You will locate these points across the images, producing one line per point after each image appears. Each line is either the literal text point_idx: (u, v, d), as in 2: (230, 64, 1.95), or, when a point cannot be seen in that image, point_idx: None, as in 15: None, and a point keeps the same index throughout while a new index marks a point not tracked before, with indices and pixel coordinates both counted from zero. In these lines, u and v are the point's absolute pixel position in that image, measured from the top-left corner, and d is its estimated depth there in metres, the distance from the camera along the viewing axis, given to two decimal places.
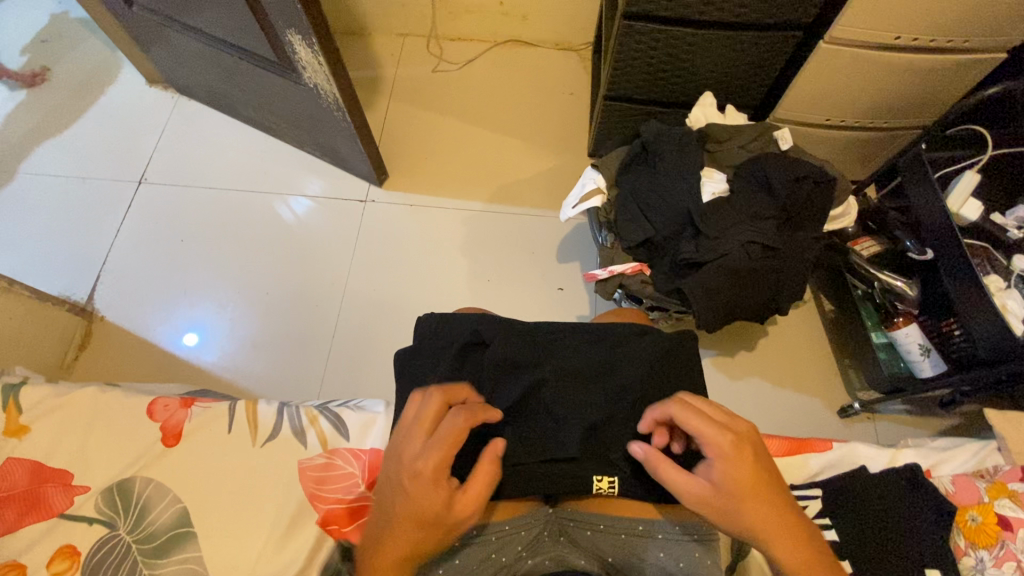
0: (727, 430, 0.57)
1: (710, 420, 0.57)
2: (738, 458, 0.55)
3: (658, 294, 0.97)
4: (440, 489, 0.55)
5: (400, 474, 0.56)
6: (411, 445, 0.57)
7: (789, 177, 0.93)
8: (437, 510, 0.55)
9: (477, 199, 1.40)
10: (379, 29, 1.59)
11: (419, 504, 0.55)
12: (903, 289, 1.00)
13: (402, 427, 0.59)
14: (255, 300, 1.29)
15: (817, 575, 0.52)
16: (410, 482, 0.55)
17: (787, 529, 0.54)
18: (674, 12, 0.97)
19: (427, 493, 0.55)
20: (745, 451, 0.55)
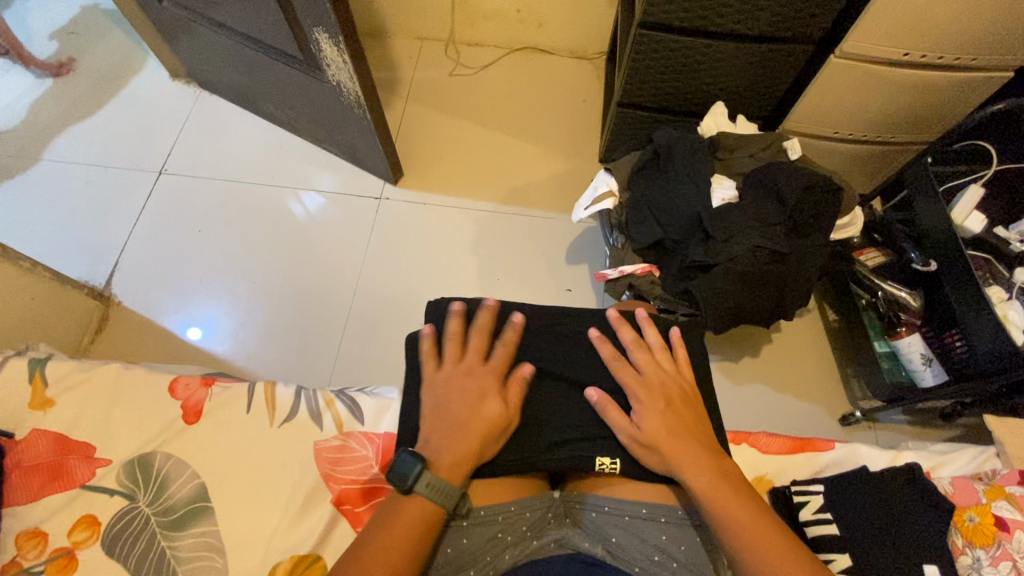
0: (645, 382, 0.69)
1: (630, 374, 0.70)
2: (649, 402, 0.67)
3: (668, 294, 0.99)
4: (501, 400, 0.67)
5: (463, 389, 0.67)
6: (466, 370, 0.69)
7: (798, 186, 0.95)
8: (502, 417, 0.66)
9: (489, 200, 1.43)
10: (398, 32, 1.63)
11: (488, 414, 0.65)
12: (907, 298, 1.03)
13: (452, 362, 0.70)
14: (268, 291, 1.32)
15: (721, 494, 0.61)
16: (475, 395, 0.67)
17: (696, 462, 0.63)
18: (689, 23, 1.01)
19: (488, 404, 0.66)
20: (656, 398, 0.68)
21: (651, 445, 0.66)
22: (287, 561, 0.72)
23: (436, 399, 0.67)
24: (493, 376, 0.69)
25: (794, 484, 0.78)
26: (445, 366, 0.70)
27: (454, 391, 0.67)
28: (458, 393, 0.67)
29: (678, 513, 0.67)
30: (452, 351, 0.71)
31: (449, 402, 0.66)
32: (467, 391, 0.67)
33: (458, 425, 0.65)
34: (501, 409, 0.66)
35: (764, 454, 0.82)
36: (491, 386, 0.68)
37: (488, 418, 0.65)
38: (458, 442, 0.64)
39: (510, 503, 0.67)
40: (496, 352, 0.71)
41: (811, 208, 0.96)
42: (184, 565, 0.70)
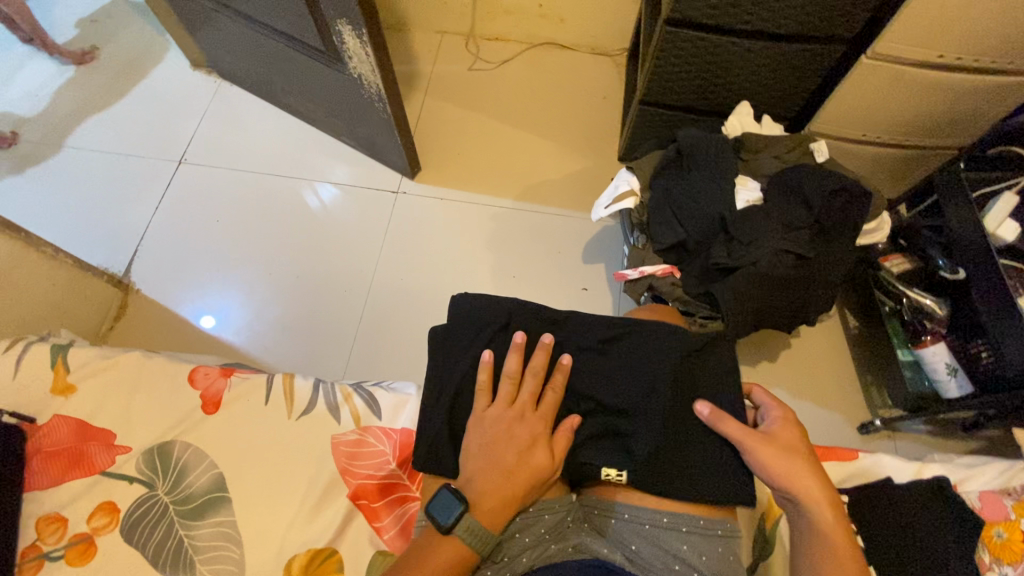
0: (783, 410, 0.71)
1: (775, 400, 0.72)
2: (785, 422, 0.69)
3: (688, 296, 0.98)
4: (546, 452, 0.65)
5: (513, 435, 0.65)
6: (517, 416, 0.67)
7: (824, 189, 0.94)
8: (546, 468, 0.64)
9: (506, 197, 1.42)
10: (418, 26, 1.62)
11: (531, 465, 0.64)
12: (932, 307, 1.00)
13: (504, 405, 0.68)
14: (285, 282, 1.32)
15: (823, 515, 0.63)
16: (525, 444, 0.65)
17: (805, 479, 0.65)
18: (717, 21, 0.99)
19: (535, 455, 0.64)
20: (791, 424, 0.69)
21: (790, 457, 0.66)
22: (303, 554, 0.72)
23: (486, 439, 0.66)
24: (542, 425, 0.67)
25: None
26: (496, 406, 0.68)
27: (505, 437, 0.65)
28: (508, 440, 0.65)
29: (699, 522, 0.66)
30: (507, 389, 0.68)
31: (497, 447, 0.65)
32: (518, 438, 0.65)
33: (502, 470, 0.63)
34: (547, 460, 0.65)
35: None
36: (541, 436, 0.66)
37: (536, 470, 0.64)
38: (498, 489, 0.63)
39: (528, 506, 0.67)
40: (547, 399, 0.69)
41: (837, 213, 0.94)
42: (201, 554, 0.70)
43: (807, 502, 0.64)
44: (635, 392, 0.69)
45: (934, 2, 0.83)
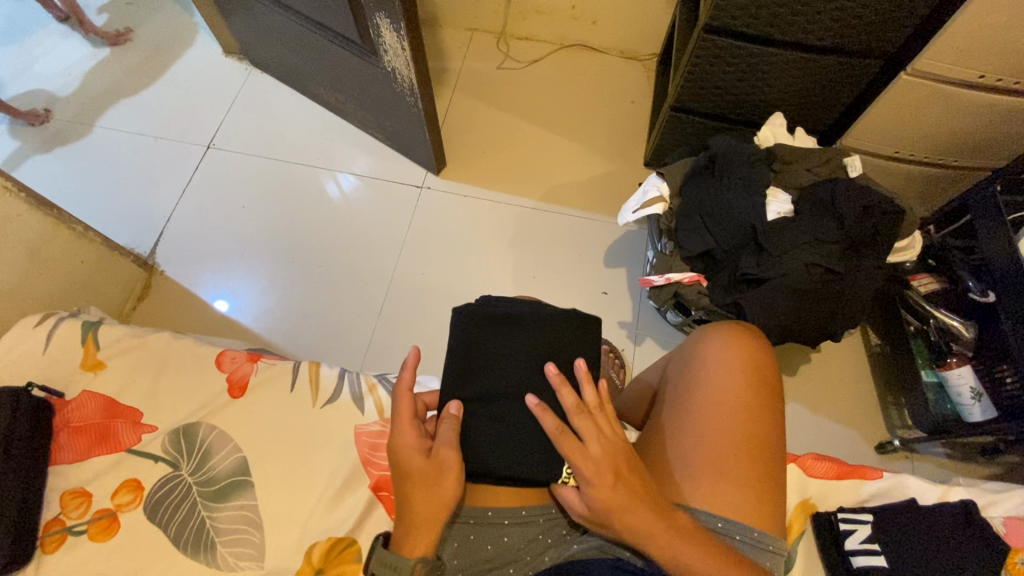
0: (593, 460, 0.59)
1: (581, 453, 0.59)
2: (602, 485, 0.58)
3: (713, 305, 0.99)
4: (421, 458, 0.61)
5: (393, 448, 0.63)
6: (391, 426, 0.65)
7: (858, 206, 0.93)
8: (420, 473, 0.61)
9: (529, 197, 1.42)
10: (449, 22, 1.63)
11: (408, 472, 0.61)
12: (959, 329, 0.99)
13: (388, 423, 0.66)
14: (305, 272, 1.33)
15: (704, 546, 0.58)
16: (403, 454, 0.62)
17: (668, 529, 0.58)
18: (756, 30, 0.98)
19: (409, 460, 0.61)
20: (605, 477, 0.59)
21: (632, 510, 0.58)
22: (324, 542, 0.72)
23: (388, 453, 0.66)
24: (410, 426, 0.63)
25: (841, 510, 0.74)
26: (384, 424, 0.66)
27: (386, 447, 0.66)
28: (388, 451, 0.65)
29: (753, 535, 0.62)
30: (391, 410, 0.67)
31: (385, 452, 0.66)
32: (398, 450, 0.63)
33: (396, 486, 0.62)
34: (418, 458, 0.62)
35: (810, 478, 0.77)
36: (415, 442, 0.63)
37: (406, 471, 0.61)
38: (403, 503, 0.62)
39: (552, 506, 0.67)
40: (402, 399, 0.64)
41: (869, 228, 0.93)
42: (222, 537, 0.71)
43: (666, 540, 0.58)
44: (677, 388, 0.71)
45: (981, 22, 0.82)
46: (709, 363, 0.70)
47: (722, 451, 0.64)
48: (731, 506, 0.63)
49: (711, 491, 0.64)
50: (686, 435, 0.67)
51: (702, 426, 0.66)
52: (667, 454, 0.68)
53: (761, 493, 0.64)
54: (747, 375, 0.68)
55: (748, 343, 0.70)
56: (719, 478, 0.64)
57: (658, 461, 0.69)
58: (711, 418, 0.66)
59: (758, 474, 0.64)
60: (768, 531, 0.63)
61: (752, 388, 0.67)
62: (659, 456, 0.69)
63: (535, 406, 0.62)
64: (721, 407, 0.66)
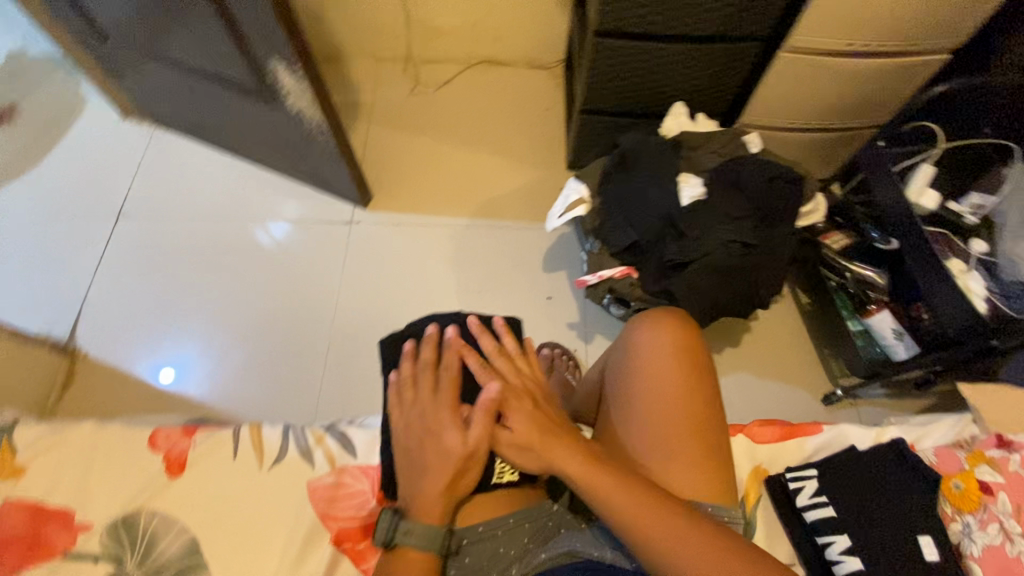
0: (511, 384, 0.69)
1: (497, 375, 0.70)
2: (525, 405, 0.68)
3: (647, 295, 1.02)
4: (458, 436, 0.64)
5: (422, 425, 0.66)
6: (424, 405, 0.67)
7: (762, 180, 1.00)
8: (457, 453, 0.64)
9: (461, 216, 1.43)
10: (355, 55, 1.62)
11: (444, 453, 0.64)
12: (873, 277, 1.07)
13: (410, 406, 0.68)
14: (244, 328, 1.28)
15: (664, 522, 0.59)
16: (433, 430, 0.65)
17: (626, 494, 0.61)
18: (641, 28, 1.03)
19: (447, 438, 0.64)
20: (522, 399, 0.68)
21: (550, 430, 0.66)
22: None
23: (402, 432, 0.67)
24: (444, 409, 0.66)
25: (789, 470, 0.76)
26: (406, 402, 0.68)
27: (415, 430, 0.66)
28: (418, 433, 0.66)
29: (708, 509, 0.64)
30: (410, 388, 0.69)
31: (408, 438, 0.66)
32: (425, 426, 0.66)
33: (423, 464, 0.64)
34: (462, 440, 0.64)
35: (756, 444, 0.80)
36: (445, 419, 0.66)
37: (444, 450, 0.64)
38: (431, 483, 0.63)
39: (508, 517, 0.67)
40: (445, 382, 0.68)
41: (774, 196, 1.00)
42: None
43: (627, 512, 0.60)
44: (619, 382, 0.73)
45: None
46: (642, 351, 0.72)
47: (668, 436, 0.67)
48: (685, 487, 0.65)
49: (664, 474, 0.66)
50: (635, 426, 0.69)
51: (647, 415, 0.68)
52: (620, 447, 0.70)
53: (711, 468, 0.66)
54: (678, 358, 0.70)
55: (676, 326, 0.72)
56: (670, 461, 0.66)
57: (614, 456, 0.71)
58: (654, 405, 0.68)
59: (706, 451, 0.66)
60: (723, 502, 0.65)
61: (685, 371, 0.69)
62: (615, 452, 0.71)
63: (450, 339, 0.71)
64: (660, 393, 0.68)
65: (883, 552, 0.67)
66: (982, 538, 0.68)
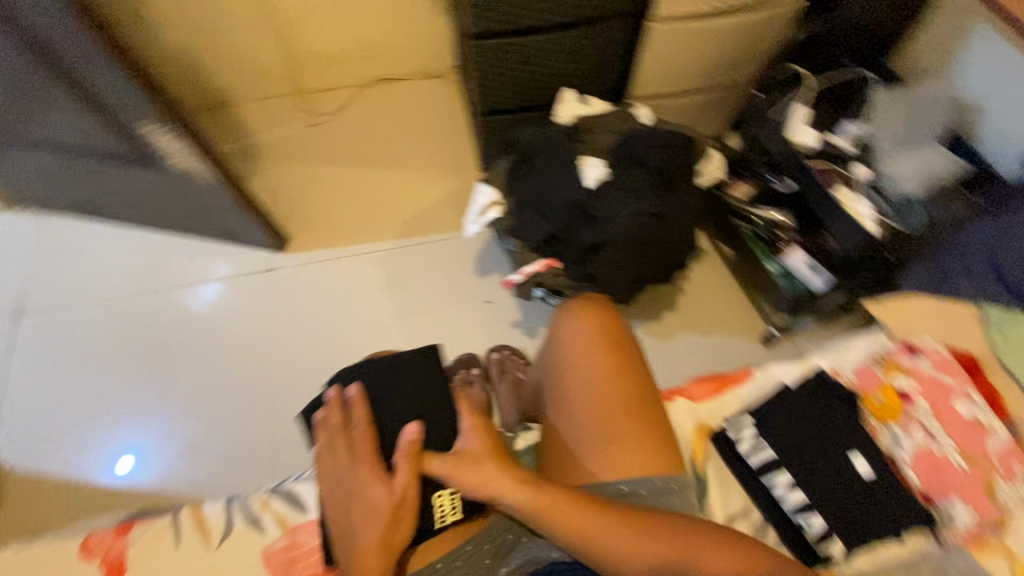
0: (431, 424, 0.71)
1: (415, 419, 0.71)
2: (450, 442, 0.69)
3: (572, 281, 1.04)
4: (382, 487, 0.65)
5: (348, 485, 0.67)
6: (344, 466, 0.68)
7: (656, 149, 1.03)
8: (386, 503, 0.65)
9: (384, 239, 1.40)
10: (242, 98, 1.57)
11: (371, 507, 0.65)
12: (780, 218, 1.13)
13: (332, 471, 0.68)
14: (180, 403, 1.22)
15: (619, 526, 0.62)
16: (359, 487, 0.66)
17: (581, 512, 0.63)
18: (513, 24, 1.04)
19: (372, 493, 0.65)
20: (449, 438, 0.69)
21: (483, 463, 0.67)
22: None
23: (332, 498, 0.67)
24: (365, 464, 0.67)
25: (727, 423, 0.76)
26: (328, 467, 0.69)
27: (341, 493, 0.67)
28: (346, 494, 0.67)
29: (655, 483, 0.66)
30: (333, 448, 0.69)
31: (338, 501, 0.67)
32: (351, 485, 0.67)
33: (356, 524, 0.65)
34: (388, 491, 0.65)
35: (695, 403, 0.81)
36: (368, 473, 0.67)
37: (373, 505, 0.65)
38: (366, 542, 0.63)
39: (466, 544, 0.68)
40: (360, 437, 0.69)
41: (670, 162, 1.04)
42: None
43: (583, 528, 0.62)
44: (551, 374, 0.73)
45: None
46: (567, 341, 0.73)
47: (606, 420, 0.68)
48: (631, 465, 0.68)
49: (608, 456, 0.67)
50: (572, 416, 0.69)
51: (582, 402, 0.69)
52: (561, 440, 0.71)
53: (649, 440, 0.68)
54: (601, 341, 0.71)
55: (593, 312, 0.73)
56: (611, 444, 0.67)
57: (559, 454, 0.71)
58: (587, 391, 0.69)
59: (643, 425, 0.68)
60: (671, 469, 0.68)
61: (609, 352, 0.71)
62: (557, 446, 0.71)
63: (354, 396, 0.71)
64: (590, 378, 0.69)
65: (819, 475, 0.70)
66: (908, 444, 0.72)
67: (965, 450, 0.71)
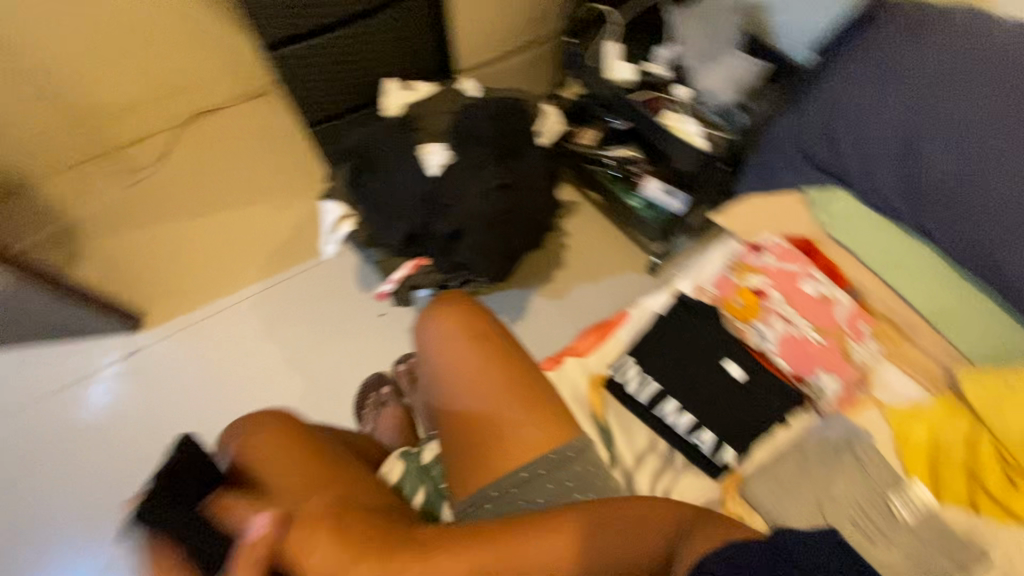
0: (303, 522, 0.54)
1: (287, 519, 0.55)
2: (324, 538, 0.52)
3: (445, 273, 1.02)
4: None
5: None
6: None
7: (490, 121, 1.02)
8: None
9: (250, 282, 1.29)
10: (43, 175, 1.38)
11: None
12: (631, 154, 1.18)
13: None
14: (74, 531, 1.08)
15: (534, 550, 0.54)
16: None
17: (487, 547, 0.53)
18: (305, 26, 0.97)
19: None
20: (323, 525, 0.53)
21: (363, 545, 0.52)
22: None
23: None
24: None
25: (613, 368, 0.81)
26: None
27: None
28: None
29: (552, 458, 0.66)
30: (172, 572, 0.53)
31: None
32: None
33: None
34: None
35: (584, 357, 0.84)
36: None
37: None
38: None
39: None
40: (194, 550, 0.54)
41: (506, 130, 1.04)
42: None
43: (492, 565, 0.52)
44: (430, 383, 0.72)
45: None
46: (436, 343, 0.71)
47: (495, 409, 0.67)
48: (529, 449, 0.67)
49: (504, 447, 0.66)
50: (461, 416, 0.68)
51: (467, 399, 0.68)
52: (453, 446, 0.69)
53: (539, 418, 0.67)
54: (467, 334, 0.71)
55: (452, 309, 0.72)
56: (503, 433, 0.67)
57: (458, 466, 0.68)
58: (469, 386, 0.68)
59: (531, 403, 0.68)
60: (569, 436, 0.68)
61: (477, 343, 0.70)
62: (451, 453, 0.68)
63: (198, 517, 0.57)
64: (467, 374, 0.69)
65: (701, 391, 0.76)
66: (771, 334, 0.78)
67: (819, 326, 0.77)
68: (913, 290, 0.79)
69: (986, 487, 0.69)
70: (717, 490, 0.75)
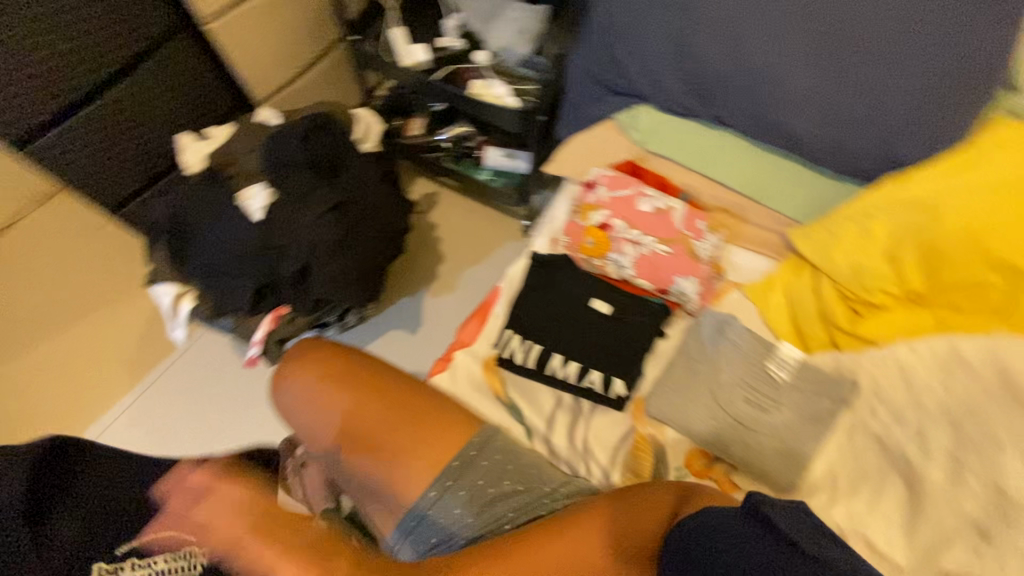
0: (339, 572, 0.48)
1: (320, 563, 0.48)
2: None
3: (309, 316, 0.95)
4: None
5: None
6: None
7: (299, 144, 0.94)
8: None
9: (117, 398, 1.16)
10: None
11: None
12: (462, 130, 1.17)
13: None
14: None
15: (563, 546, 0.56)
16: None
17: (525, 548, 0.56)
18: (54, 109, 0.88)
19: None
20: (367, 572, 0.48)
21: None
22: None
23: None
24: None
25: (497, 345, 0.82)
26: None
27: None
28: None
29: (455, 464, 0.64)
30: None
31: None
32: None
33: None
34: None
35: (469, 346, 0.84)
36: None
37: None
38: None
39: None
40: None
41: (320, 148, 0.96)
42: None
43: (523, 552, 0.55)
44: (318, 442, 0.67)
45: None
46: (303, 398, 0.67)
47: (384, 441, 0.64)
48: (429, 459, 0.66)
49: (405, 474, 0.64)
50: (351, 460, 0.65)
51: (352, 441, 0.65)
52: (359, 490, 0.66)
53: (431, 431, 0.66)
54: (334, 376, 0.67)
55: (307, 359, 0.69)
56: (399, 460, 0.64)
57: (372, 506, 0.66)
58: (352, 426, 0.65)
59: (418, 418, 0.66)
60: (471, 433, 0.67)
61: (348, 380, 0.67)
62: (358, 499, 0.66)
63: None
64: (343, 416, 0.66)
65: (578, 336, 0.81)
66: (624, 259, 0.83)
67: (663, 237, 0.83)
68: (732, 174, 0.85)
69: (838, 324, 0.75)
70: (627, 422, 0.77)
